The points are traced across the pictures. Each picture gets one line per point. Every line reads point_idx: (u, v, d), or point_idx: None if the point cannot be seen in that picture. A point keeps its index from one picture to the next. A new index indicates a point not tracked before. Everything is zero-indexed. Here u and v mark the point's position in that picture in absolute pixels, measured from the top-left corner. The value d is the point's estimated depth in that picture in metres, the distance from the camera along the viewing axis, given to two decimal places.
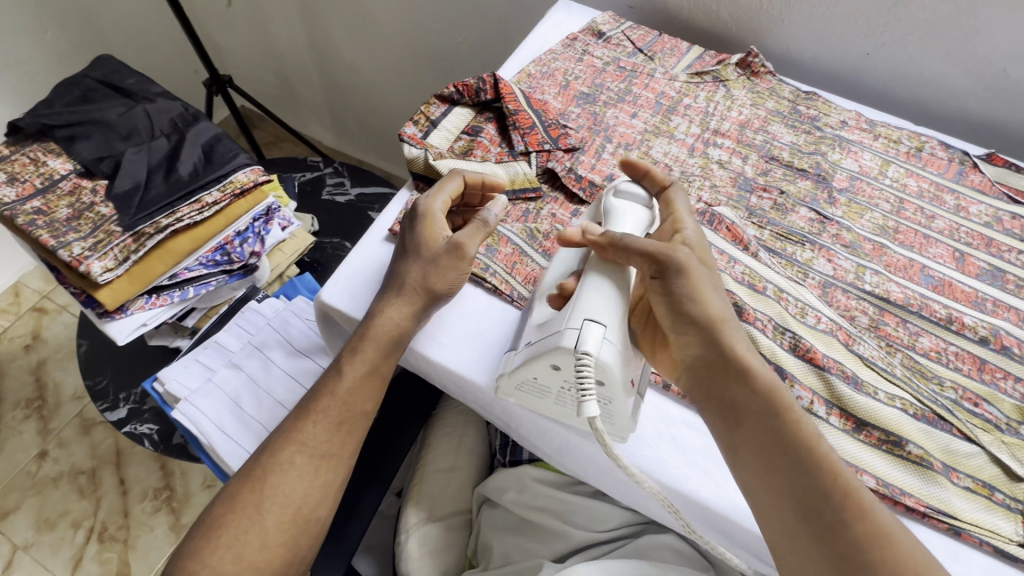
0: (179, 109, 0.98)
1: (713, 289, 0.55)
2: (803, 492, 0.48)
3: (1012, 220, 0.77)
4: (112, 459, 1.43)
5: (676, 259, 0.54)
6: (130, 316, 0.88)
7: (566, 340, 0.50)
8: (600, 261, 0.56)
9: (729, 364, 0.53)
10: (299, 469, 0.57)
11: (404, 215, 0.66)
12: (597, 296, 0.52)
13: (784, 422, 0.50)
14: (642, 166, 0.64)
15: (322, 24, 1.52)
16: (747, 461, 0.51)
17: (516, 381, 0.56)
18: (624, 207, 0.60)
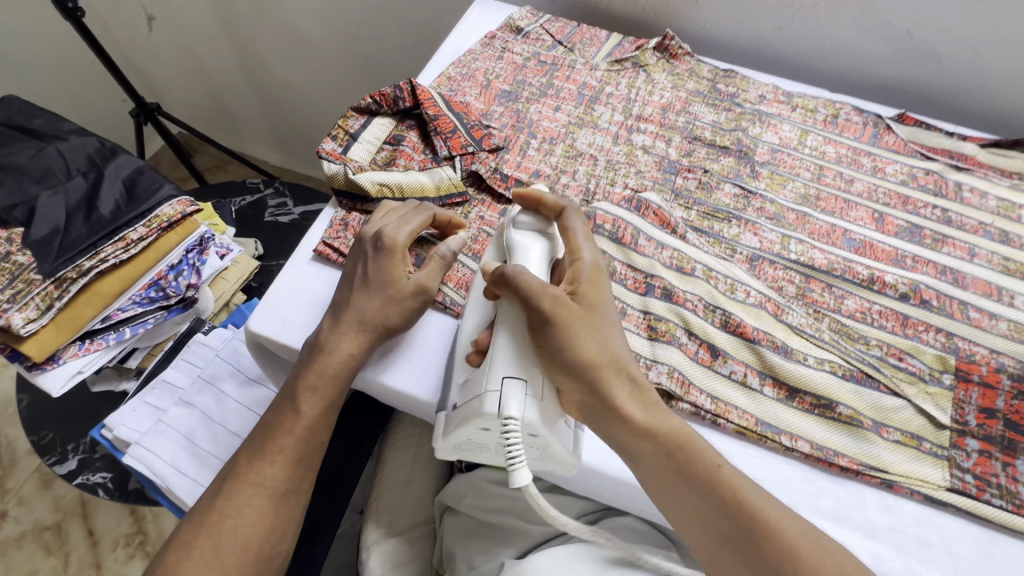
0: (95, 145, 0.93)
1: (590, 333, 0.53)
2: (719, 527, 0.49)
3: (926, 176, 0.80)
4: (78, 511, 1.38)
5: (542, 309, 0.52)
6: (63, 365, 0.84)
7: (489, 405, 0.50)
8: (502, 304, 0.56)
9: (609, 401, 0.52)
10: (256, 509, 0.55)
11: (364, 241, 0.63)
12: (506, 352, 0.52)
13: (680, 456, 0.51)
14: (532, 195, 0.61)
15: (249, 42, 1.49)
16: (662, 500, 0.53)
17: (453, 444, 0.56)
18: (518, 238, 0.59)
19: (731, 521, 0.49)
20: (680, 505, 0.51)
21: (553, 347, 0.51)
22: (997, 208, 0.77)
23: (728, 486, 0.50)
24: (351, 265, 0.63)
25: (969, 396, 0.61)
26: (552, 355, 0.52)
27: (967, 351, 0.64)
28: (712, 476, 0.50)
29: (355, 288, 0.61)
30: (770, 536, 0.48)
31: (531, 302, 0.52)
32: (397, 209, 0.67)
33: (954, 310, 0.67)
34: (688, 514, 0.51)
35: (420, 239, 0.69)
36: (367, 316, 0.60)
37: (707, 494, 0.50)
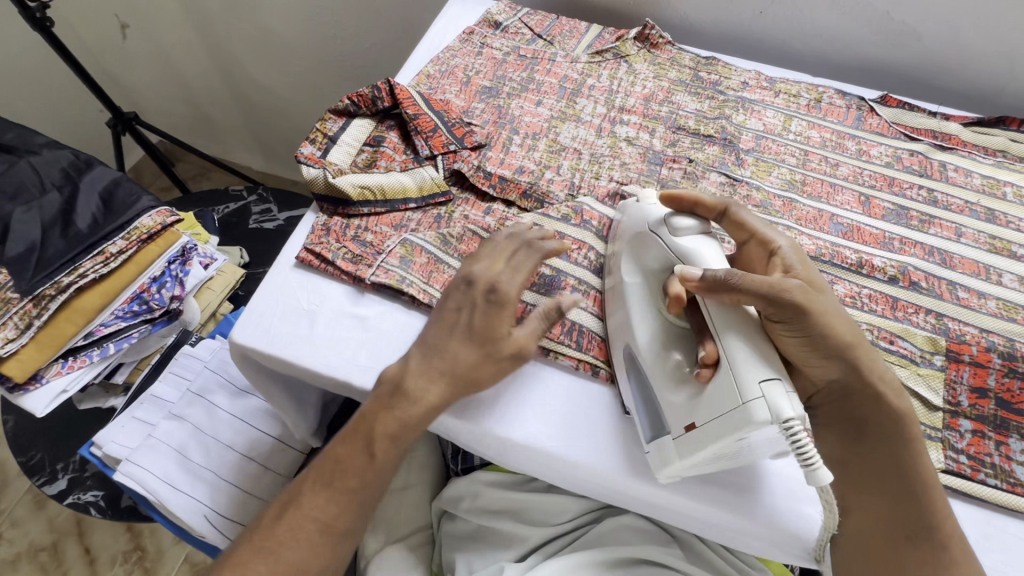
0: (69, 157, 0.89)
1: (836, 313, 0.52)
2: (890, 517, 0.53)
3: (910, 157, 0.80)
4: (73, 530, 1.36)
5: (791, 301, 0.49)
6: (46, 385, 0.82)
7: (760, 414, 0.44)
8: (710, 310, 0.51)
9: (871, 380, 0.53)
10: (316, 545, 0.53)
11: (472, 288, 0.58)
12: (748, 354, 0.47)
13: (908, 449, 0.53)
14: (690, 196, 0.59)
15: (226, 46, 1.46)
16: (858, 481, 0.55)
17: (690, 464, 0.51)
18: (689, 243, 0.55)
19: (919, 517, 0.52)
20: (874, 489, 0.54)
21: (808, 336, 0.50)
22: (982, 186, 0.77)
23: (927, 485, 0.52)
24: (454, 312, 0.58)
25: (960, 376, 0.61)
26: (809, 343, 0.51)
27: (957, 332, 0.64)
28: (917, 470, 0.53)
29: (452, 334, 0.57)
30: (942, 539, 0.51)
31: (775, 296, 0.49)
32: (498, 251, 0.61)
33: (943, 290, 0.67)
34: (867, 500, 0.54)
35: (405, 242, 0.67)
36: (461, 370, 0.55)
37: (903, 487, 0.52)
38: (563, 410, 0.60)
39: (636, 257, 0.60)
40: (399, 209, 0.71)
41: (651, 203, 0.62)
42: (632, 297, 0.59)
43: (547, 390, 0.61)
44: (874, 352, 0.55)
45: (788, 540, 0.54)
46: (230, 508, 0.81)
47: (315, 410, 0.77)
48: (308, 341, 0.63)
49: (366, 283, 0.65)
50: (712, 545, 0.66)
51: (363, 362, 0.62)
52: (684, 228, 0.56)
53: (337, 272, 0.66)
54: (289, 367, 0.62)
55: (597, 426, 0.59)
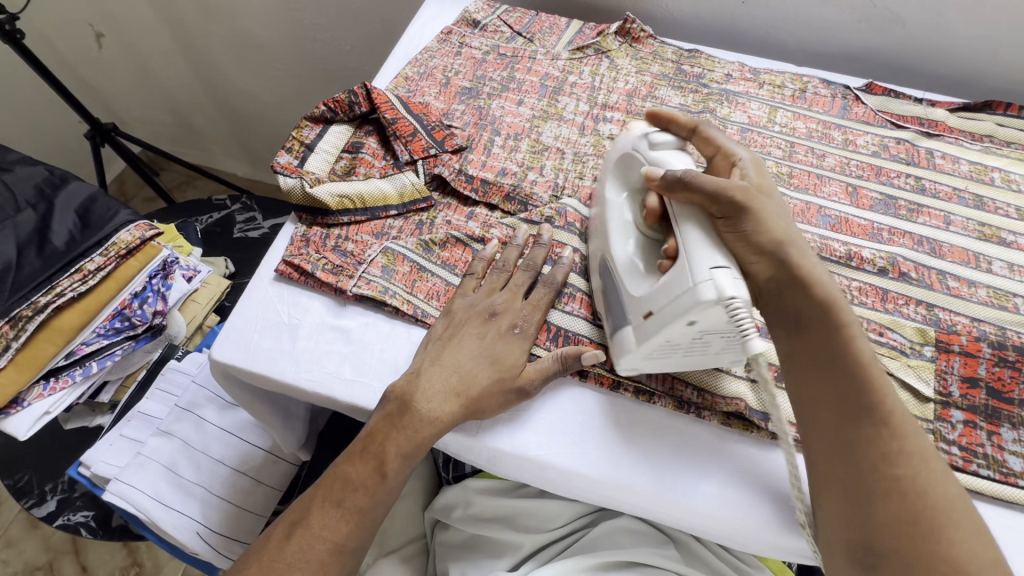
0: (43, 173, 0.87)
1: (778, 217, 0.55)
2: (829, 400, 0.50)
3: (897, 145, 0.79)
4: (69, 548, 1.33)
5: (733, 198, 0.52)
6: (27, 408, 0.80)
7: (707, 294, 0.46)
8: (674, 209, 0.53)
9: (799, 272, 0.53)
10: (325, 566, 0.51)
11: (496, 318, 0.60)
12: (702, 245, 0.49)
13: (841, 334, 0.51)
14: (666, 114, 0.60)
15: (205, 52, 1.44)
16: (796, 371, 0.53)
17: (646, 352, 0.53)
18: (663, 152, 0.56)
19: (858, 395, 0.49)
20: (816, 379, 0.52)
21: (745, 231, 0.53)
22: (970, 172, 0.76)
23: (863, 367, 0.50)
24: (472, 336, 0.58)
25: (950, 366, 0.60)
26: (746, 239, 0.53)
27: (948, 322, 0.63)
28: (852, 352, 0.51)
29: (464, 355, 0.57)
30: (883, 418, 0.48)
31: (723, 194, 0.52)
32: (513, 281, 0.62)
33: (933, 280, 0.66)
34: (810, 389, 0.52)
35: (387, 251, 0.66)
36: (475, 392, 0.55)
37: (837, 369, 0.50)
38: (554, 417, 0.59)
39: (621, 175, 0.62)
40: (379, 217, 0.70)
41: (631, 125, 0.63)
42: (611, 210, 0.61)
43: (552, 401, 0.60)
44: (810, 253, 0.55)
45: (784, 540, 0.54)
46: (223, 524, 0.80)
47: (303, 423, 0.76)
48: (292, 356, 0.62)
49: (347, 294, 0.64)
50: (707, 545, 0.65)
51: (347, 375, 0.60)
52: (662, 142, 0.57)
53: (318, 284, 0.65)
54: (274, 384, 0.61)
55: (591, 434, 0.58)
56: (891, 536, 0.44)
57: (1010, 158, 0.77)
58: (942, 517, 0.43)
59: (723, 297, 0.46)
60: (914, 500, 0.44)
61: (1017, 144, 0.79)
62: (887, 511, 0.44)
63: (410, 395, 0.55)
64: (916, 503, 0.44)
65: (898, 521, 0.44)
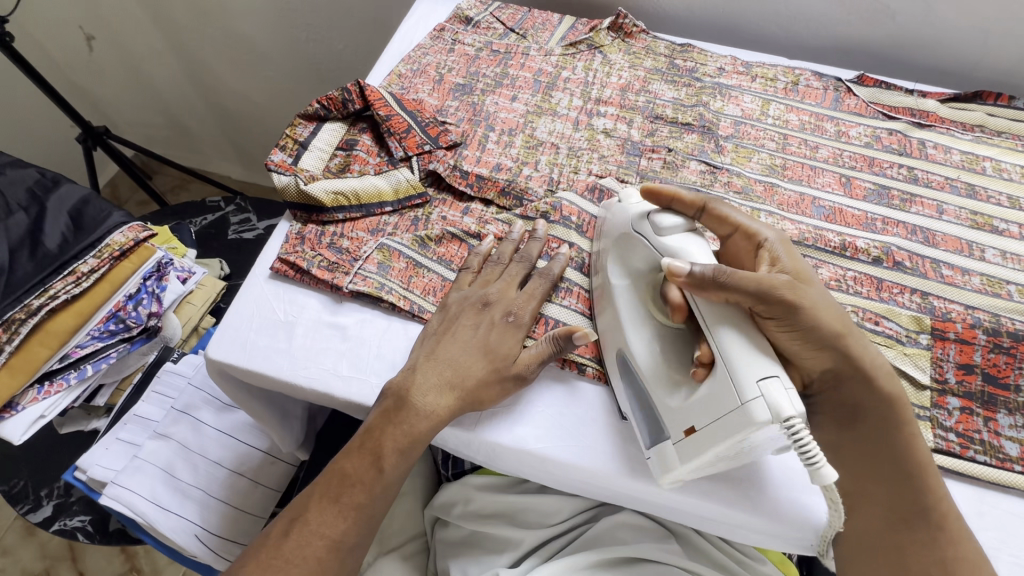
0: (34, 176, 0.86)
1: (831, 305, 0.50)
2: (885, 503, 0.52)
3: (889, 136, 0.79)
4: (66, 555, 1.32)
5: (781, 297, 0.47)
6: (22, 412, 0.79)
7: (762, 415, 0.42)
8: (701, 308, 0.49)
9: (863, 367, 0.51)
10: (323, 563, 0.51)
11: (491, 309, 0.59)
12: (745, 354, 0.45)
13: (902, 436, 0.52)
14: (666, 192, 0.56)
15: (197, 54, 1.43)
16: (847, 464, 0.54)
17: (693, 469, 0.49)
18: (674, 239, 0.52)
19: (917, 501, 0.51)
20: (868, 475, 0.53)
21: (801, 329, 0.48)
22: (962, 162, 0.77)
23: (921, 471, 0.51)
24: (467, 328, 0.58)
25: (946, 354, 0.60)
26: (802, 336, 0.49)
27: (943, 310, 0.64)
28: (912, 454, 0.52)
29: (461, 348, 0.57)
30: (938, 521, 0.50)
31: (764, 292, 0.47)
32: (508, 272, 0.62)
33: (927, 269, 0.67)
34: (866, 486, 0.53)
35: (383, 247, 0.66)
36: (470, 384, 0.55)
37: (898, 472, 0.52)
38: (552, 411, 0.59)
39: (622, 260, 0.59)
40: (374, 214, 0.70)
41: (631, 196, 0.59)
42: (622, 303, 0.57)
43: (551, 395, 0.60)
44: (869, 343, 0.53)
45: (783, 528, 0.54)
46: (222, 526, 0.79)
47: (300, 422, 0.76)
48: (288, 353, 0.61)
49: (343, 291, 0.63)
50: (708, 537, 0.65)
51: (344, 372, 0.60)
52: (670, 226, 0.53)
53: (313, 281, 0.65)
54: (270, 381, 0.61)
55: (589, 427, 0.58)
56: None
57: (1001, 148, 0.78)
58: None
59: (783, 420, 0.42)
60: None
61: (1006, 133, 0.80)
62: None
63: (406, 390, 0.55)
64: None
65: None
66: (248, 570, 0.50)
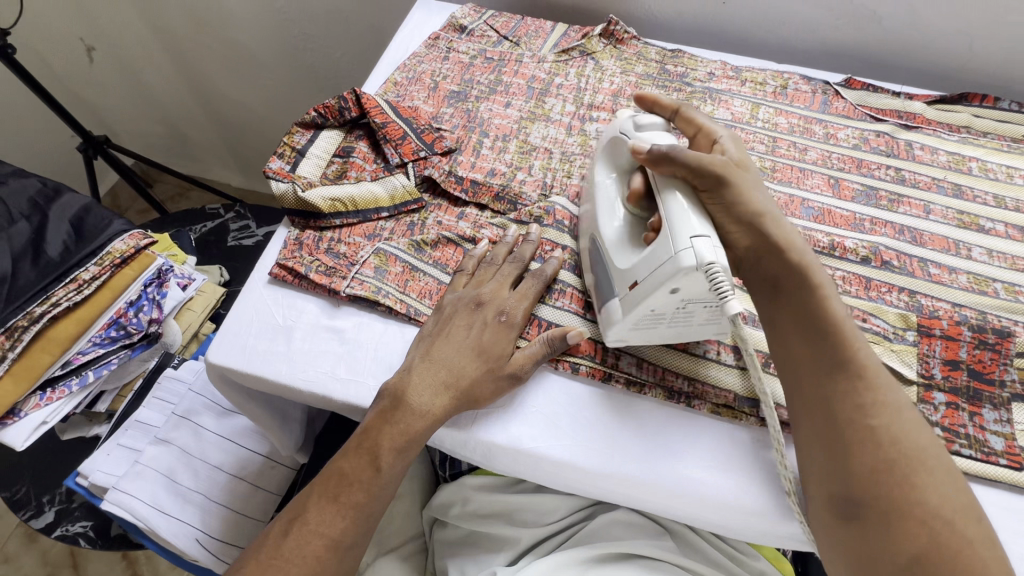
0: (36, 185, 0.87)
1: (756, 188, 0.57)
2: (806, 359, 0.52)
3: (877, 138, 0.81)
4: (68, 562, 1.32)
5: (713, 170, 0.54)
6: (25, 418, 0.79)
7: (686, 261, 0.48)
8: (658, 181, 0.55)
9: (775, 240, 0.55)
10: (322, 561, 0.52)
11: (484, 308, 0.60)
12: (683, 215, 0.51)
13: (817, 297, 0.53)
14: (649, 97, 0.65)
15: (196, 63, 1.45)
16: (772, 332, 0.55)
17: (633, 323, 0.55)
18: (648, 132, 0.58)
19: (833, 354, 0.51)
20: (799, 339, 0.53)
21: (729, 202, 0.55)
22: (948, 162, 0.78)
23: (836, 327, 0.52)
24: (461, 328, 0.59)
25: (932, 350, 0.61)
26: (729, 211, 0.56)
27: (930, 308, 0.65)
28: (825, 312, 0.53)
29: (457, 349, 0.58)
30: (857, 371, 0.50)
31: (703, 167, 0.54)
32: (501, 273, 0.63)
33: (915, 268, 0.68)
34: (793, 347, 0.53)
35: (380, 252, 0.67)
36: (465, 384, 0.56)
37: (814, 329, 0.52)
38: (547, 409, 0.60)
39: (608, 161, 0.64)
40: (371, 219, 0.71)
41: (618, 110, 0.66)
42: (601, 194, 0.62)
43: (545, 393, 0.61)
44: (784, 220, 0.57)
45: (774, 523, 0.55)
46: (223, 529, 0.80)
47: (299, 425, 0.77)
48: (287, 357, 0.62)
49: (341, 295, 0.64)
50: (702, 533, 0.66)
51: (342, 375, 0.61)
52: (648, 124, 0.59)
53: (311, 286, 0.66)
54: (269, 384, 0.62)
55: (583, 425, 0.59)
56: (867, 484, 0.46)
57: (987, 148, 0.79)
58: (912, 462, 0.46)
59: (704, 265, 0.47)
60: (889, 448, 0.46)
61: (991, 134, 0.82)
62: (862, 461, 0.47)
63: (402, 391, 0.56)
64: (890, 450, 0.46)
65: (874, 467, 0.46)
66: (249, 570, 0.51)
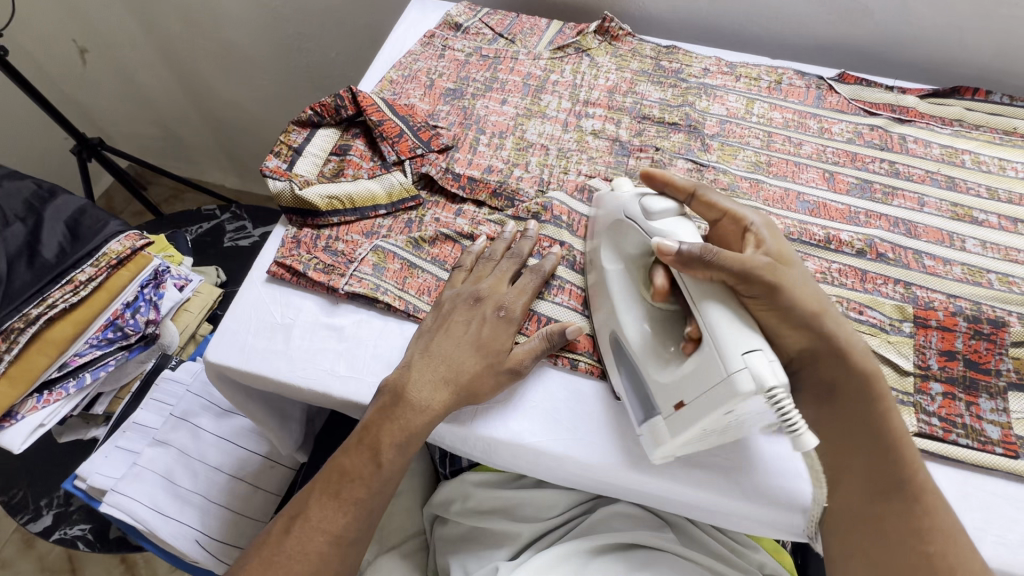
0: (30, 187, 0.86)
1: (809, 286, 0.53)
2: (864, 471, 0.53)
3: (871, 132, 0.81)
4: (66, 567, 1.32)
5: (760, 277, 0.50)
6: (21, 421, 0.79)
7: (744, 385, 0.43)
8: (689, 286, 0.50)
9: (836, 345, 0.54)
10: (325, 557, 0.52)
11: (483, 305, 0.60)
12: (730, 328, 0.46)
13: (879, 410, 0.53)
14: (660, 176, 0.59)
15: (190, 64, 1.44)
16: (827, 437, 0.55)
17: (684, 442, 0.51)
18: (663, 222, 0.54)
19: (891, 472, 0.52)
20: (852, 449, 0.54)
21: (782, 307, 0.51)
22: (942, 155, 0.79)
23: (896, 445, 0.52)
24: (460, 324, 0.59)
25: (929, 341, 0.62)
26: (782, 315, 0.52)
27: (926, 299, 0.65)
28: (886, 429, 0.53)
29: (456, 344, 0.58)
30: (914, 494, 0.51)
31: (746, 272, 0.49)
32: (500, 268, 0.64)
33: (910, 260, 0.69)
34: (844, 458, 0.54)
35: (378, 249, 0.67)
36: (465, 379, 0.56)
37: (872, 442, 0.53)
38: (547, 405, 0.60)
39: (615, 245, 0.60)
40: (368, 216, 0.71)
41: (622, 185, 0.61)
42: (615, 286, 0.59)
43: (545, 388, 0.61)
44: (844, 322, 0.55)
45: (774, 514, 0.55)
46: (223, 531, 0.80)
47: (299, 424, 0.77)
48: (286, 354, 0.62)
49: (339, 293, 0.64)
50: (702, 526, 0.67)
51: (341, 372, 0.61)
52: (660, 210, 0.55)
53: (310, 283, 0.66)
54: (268, 382, 0.62)
55: (584, 419, 0.59)
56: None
57: (979, 141, 0.80)
58: None
59: (767, 388, 0.43)
60: None
61: (984, 127, 0.82)
62: None
63: (402, 387, 0.56)
64: None
65: None
66: (251, 567, 0.51)
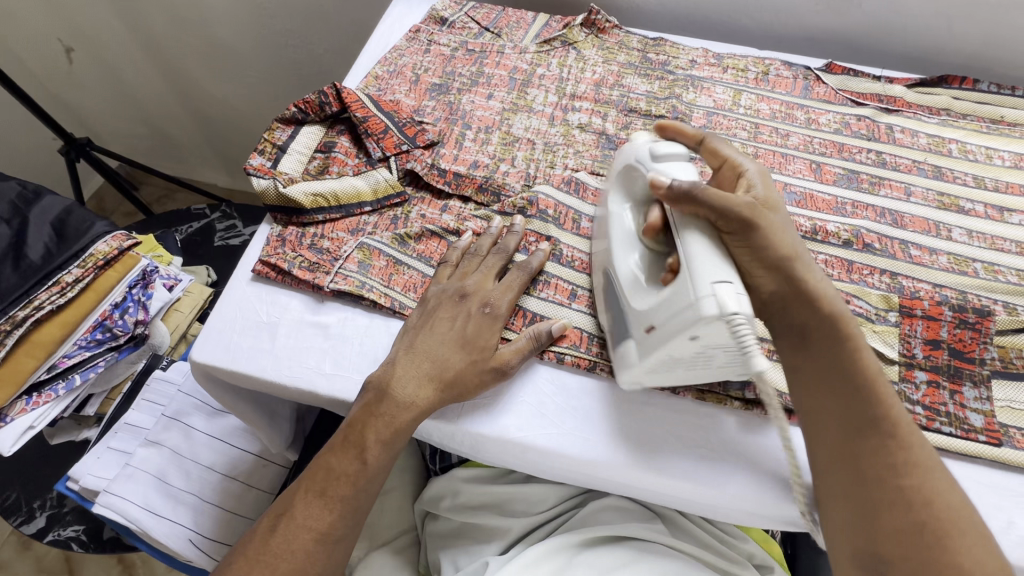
0: (15, 189, 0.85)
1: (787, 230, 0.54)
2: (837, 410, 0.51)
3: (858, 122, 0.81)
4: (63, 569, 1.32)
5: (739, 214, 0.50)
6: (10, 423, 0.79)
7: (707, 310, 0.44)
8: (676, 220, 0.51)
9: (808, 289, 0.53)
10: (311, 555, 0.52)
11: (469, 300, 0.60)
12: (705, 259, 0.47)
13: (849, 349, 0.51)
14: (672, 126, 0.61)
15: (177, 60, 1.43)
16: (803, 380, 0.53)
17: (650, 367, 0.53)
18: (666, 165, 0.54)
19: (866, 410, 0.49)
20: (830, 388, 0.51)
21: (756, 246, 0.52)
22: (929, 145, 0.78)
23: (869, 381, 0.50)
24: (445, 321, 0.59)
25: (913, 330, 0.62)
26: (755, 252, 0.52)
27: (911, 289, 0.65)
28: (859, 366, 0.51)
29: (441, 342, 0.58)
30: (891, 429, 0.48)
31: (729, 210, 0.50)
32: (486, 265, 0.63)
33: (896, 250, 0.69)
34: (818, 400, 0.52)
35: (363, 245, 0.67)
36: (450, 375, 0.56)
37: (844, 384, 0.51)
38: (533, 400, 0.60)
39: (625, 189, 0.60)
40: (354, 214, 0.71)
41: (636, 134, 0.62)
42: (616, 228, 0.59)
43: (533, 384, 0.61)
44: (816, 267, 0.55)
45: (759, 505, 0.56)
46: (216, 529, 0.79)
47: (289, 423, 0.77)
48: (271, 353, 0.62)
49: (324, 290, 0.64)
50: (691, 518, 0.67)
51: (328, 370, 0.61)
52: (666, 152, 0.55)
53: (295, 282, 0.66)
54: (254, 382, 0.62)
55: (569, 413, 0.59)
56: (898, 545, 0.45)
57: (967, 130, 0.80)
58: (948, 525, 0.44)
59: (724, 315, 0.43)
60: (923, 511, 0.45)
61: (971, 116, 0.82)
62: (893, 522, 0.45)
63: (387, 383, 0.56)
64: (924, 512, 0.45)
65: (903, 528, 0.45)
66: (238, 566, 0.51)
